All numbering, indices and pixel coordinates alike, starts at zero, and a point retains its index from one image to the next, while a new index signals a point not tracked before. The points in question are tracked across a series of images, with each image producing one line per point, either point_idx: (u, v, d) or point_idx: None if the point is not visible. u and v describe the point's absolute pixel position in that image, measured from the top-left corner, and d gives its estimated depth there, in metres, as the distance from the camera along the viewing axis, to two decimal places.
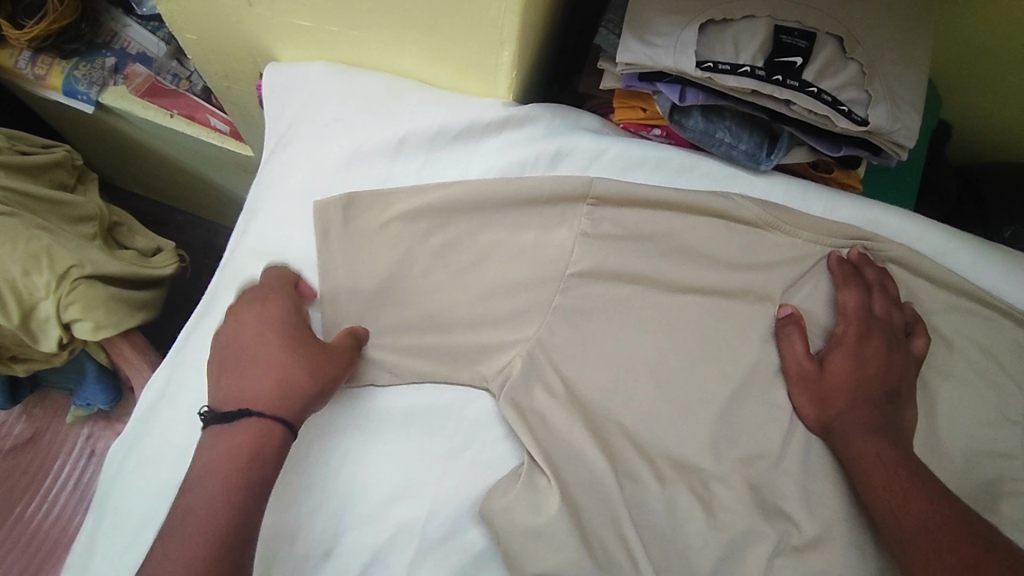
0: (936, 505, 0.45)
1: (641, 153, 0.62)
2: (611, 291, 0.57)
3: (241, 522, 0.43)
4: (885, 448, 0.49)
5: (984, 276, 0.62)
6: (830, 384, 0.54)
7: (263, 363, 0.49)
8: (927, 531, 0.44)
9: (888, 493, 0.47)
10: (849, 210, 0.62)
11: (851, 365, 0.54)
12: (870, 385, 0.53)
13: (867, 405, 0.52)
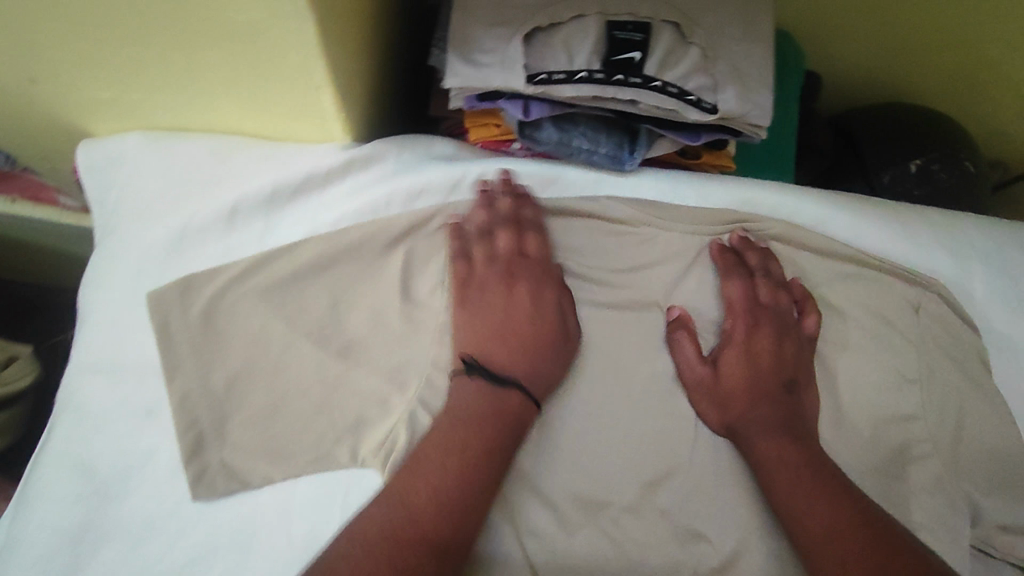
0: (838, 506, 0.45)
1: (501, 173, 0.58)
2: None
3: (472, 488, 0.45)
4: (787, 448, 0.49)
5: (866, 236, 0.61)
6: (726, 384, 0.53)
7: (541, 339, 0.52)
8: (831, 536, 0.44)
9: (792, 496, 0.47)
10: (724, 193, 0.60)
11: (741, 360, 0.54)
12: (763, 378, 0.53)
13: (767, 403, 0.52)
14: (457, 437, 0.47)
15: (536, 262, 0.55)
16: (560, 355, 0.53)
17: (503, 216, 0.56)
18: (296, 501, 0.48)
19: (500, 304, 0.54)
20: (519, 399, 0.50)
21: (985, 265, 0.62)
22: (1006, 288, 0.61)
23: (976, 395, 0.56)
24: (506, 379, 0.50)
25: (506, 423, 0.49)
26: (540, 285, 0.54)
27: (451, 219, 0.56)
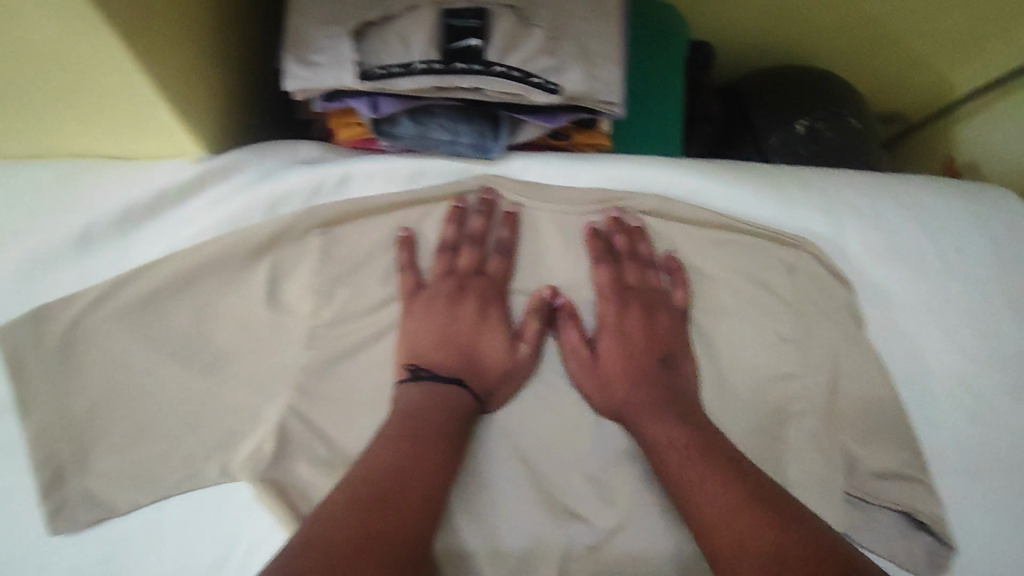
0: (729, 486, 0.46)
1: (366, 169, 0.58)
2: (363, 330, 0.55)
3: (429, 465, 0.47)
4: (676, 430, 0.50)
5: (738, 202, 0.61)
6: (607, 371, 0.54)
7: (486, 341, 0.54)
8: (721, 519, 0.44)
9: (685, 480, 0.48)
10: (593, 172, 0.61)
11: (618, 346, 0.55)
12: (644, 363, 0.54)
13: (653, 388, 0.53)
14: (410, 425, 0.49)
15: (490, 280, 0.56)
16: (508, 351, 0.54)
17: (469, 235, 0.57)
18: (169, 523, 0.49)
19: (443, 311, 0.54)
20: (462, 394, 0.51)
21: (857, 220, 0.63)
22: (878, 241, 0.63)
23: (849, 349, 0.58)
24: (444, 377, 0.52)
25: (449, 415, 0.50)
26: (485, 296, 0.55)
27: (404, 231, 0.57)
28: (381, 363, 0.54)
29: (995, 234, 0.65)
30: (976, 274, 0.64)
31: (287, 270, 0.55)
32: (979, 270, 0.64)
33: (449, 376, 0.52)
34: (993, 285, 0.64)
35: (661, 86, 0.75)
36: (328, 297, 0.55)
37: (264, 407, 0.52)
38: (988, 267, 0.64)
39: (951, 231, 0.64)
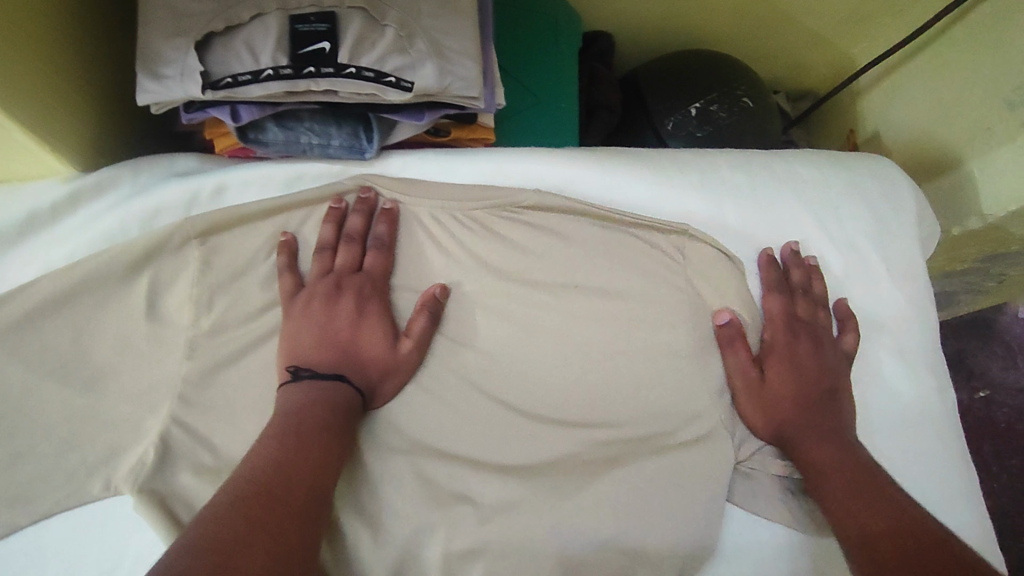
0: (888, 504, 0.48)
1: (240, 178, 0.59)
2: (244, 337, 0.55)
3: (302, 459, 0.45)
4: (837, 452, 0.53)
5: (616, 187, 0.63)
6: (772, 389, 0.56)
7: (365, 337, 0.54)
8: (879, 533, 0.47)
9: (840, 497, 0.50)
10: (470, 166, 0.62)
11: (788, 369, 0.57)
12: (809, 384, 0.56)
13: (817, 411, 0.55)
14: (290, 427, 0.47)
15: (368, 277, 0.56)
16: (388, 346, 0.54)
17: (346, 234, 0.57)
18: (55, 540, 0.51)
19: (321, 313, 0.54)
20: (344, 390, 0.51)
21: (735, 197, 0.64)
22: (757, 217, 0.64)
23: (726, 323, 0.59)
24: (326, 375, 0.51)
25: (330, 410, 0.49)
26: (361, 292, 0.55)
27: (286, 236, 0.58)
28: (263, 368, 0.55)
29: (875, 200, 0.66)
30: (854, 241, 0.65)
31: (164, 283, 0.56)
32: (858, 237, 0.65)
33: (329, 374, 0.52)
34: (873, 252, 0.65)
35: (549, 76, 0.77)
36: (207, 307, 0.56)
37: (146, 419, 0.53)
38: (868, 233, 0.65)
39: (829, 203, 0.65)
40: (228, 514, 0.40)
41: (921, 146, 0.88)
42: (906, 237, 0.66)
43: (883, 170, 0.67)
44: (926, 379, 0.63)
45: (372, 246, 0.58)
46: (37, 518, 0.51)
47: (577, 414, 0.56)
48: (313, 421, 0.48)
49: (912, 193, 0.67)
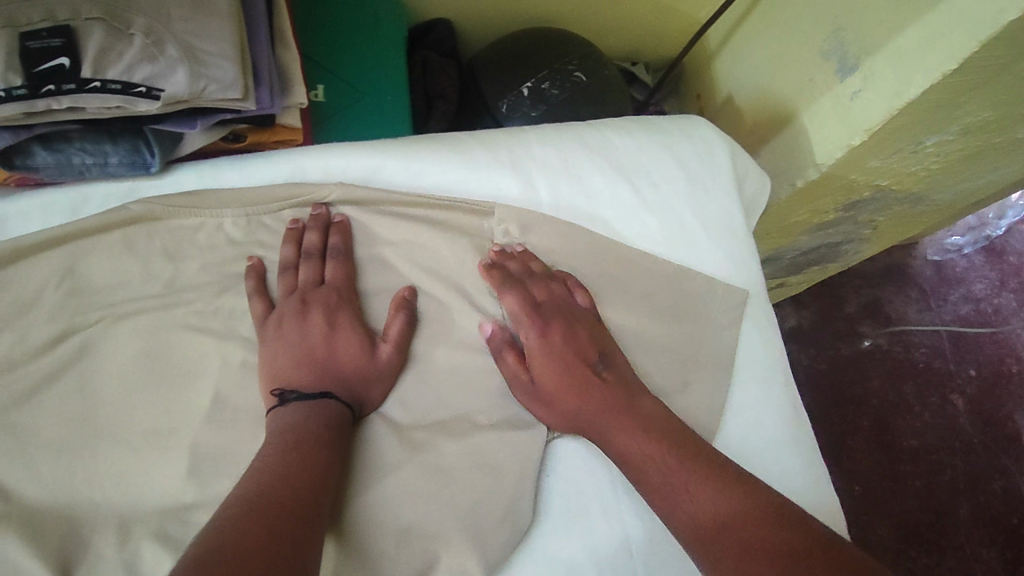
0: (737, 491, 0.48)
1: (19, 207, 0.56)
2: (37, 371, 0.54)
3: (280, 480, 0.45)
4: (643, 443, 0.52)
5: (423, 174, 0.62)
6: (541, 365, 0.57)
7: (340, 349, 0.55)
8: (720, 521, 0.46)
9: (677, 489, 0.49)
10: (268, 170, 0.60)
11: (551, 356, 0.57)
12: (570, 372, 0.56)
13: (644, 424, 0.53)
14: (280, 457, 0.47)
15: (334, 287, 0.57)
16: (360, 357, 0.55)
17: (305, 250, 0.58)
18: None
19: (296, 332, 0.55)
20: (331, 405, 0.52)
21: (546, 174, 0.64)
22: (569, 191, 0.64)
23: (534, 300, 0.60)
24: (313, 394, 0.52)
25: (326, 429, 0.50)
26: (331, 305, 0.56)
27: (253, 258, 0.58)
28: (60, 399, 0.54)
29: (687, 159, 0.68)
30: (670, 203, 0.66)
31: None
32: (673, 200, 0.66)
33: (317, 393, 0.52)
34: (688, 212, 0.66)
35: (374, 72, 0.77)
36: None
37: None
38: (683, 196, 0.67)
39: (642, 168, 0.67)
40: (244, 525, 0.41)
41: (763, 103, 0.89)
42: (722, 197, 0.68)
43: (697, 130, 0.69)
44: (750, 336, 0.64)
45: (319, 260, 0.58)
46: None
47: (391, 411, 0.56)
48: (302, 434, 0.49)
49: (727, 154, 0.69)
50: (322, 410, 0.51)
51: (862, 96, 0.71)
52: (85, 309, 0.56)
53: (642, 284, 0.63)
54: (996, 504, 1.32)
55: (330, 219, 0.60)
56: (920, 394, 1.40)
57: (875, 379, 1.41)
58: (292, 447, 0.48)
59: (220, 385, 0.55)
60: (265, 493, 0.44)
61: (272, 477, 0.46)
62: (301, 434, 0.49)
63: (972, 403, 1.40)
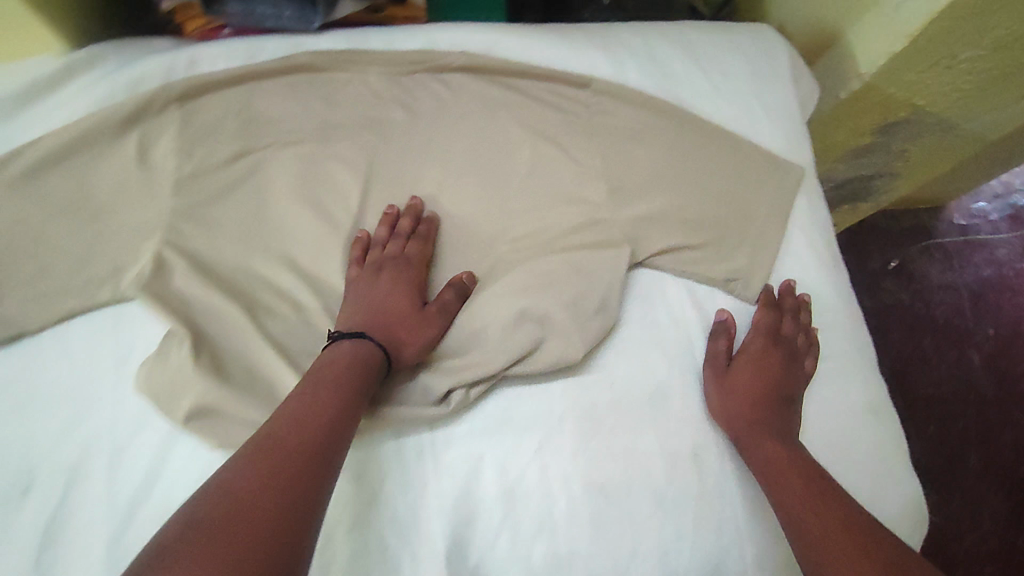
0: (842, 506, 0.56)
1: (209, 53, 0.69)
2: (222, 179, 0.66)
3: (302, 412, 0.52)
4: (791, 456, 0.61)
5: (530, 49, 0.74)
6: (750, 380, 0.67)
7: (393, 303, 0.64)
8: (837, 534, 0.54)
9: (795, 496, 0.58)
10: (405, 38, 0.73)
11: (759, 373, 0.68)
12: (767, 407, 0.66)
13: (794, 465, 0.60)
14: (305, 397, 0.54)
15: (405, 262, 0.65)
16: (409, 322, 0.63)
17: (395, 233, 0.66)
18: (72, 336, 0.61)
19: (366, 290, 0.64)
20: (365, 344, 0.60)
21: (634, 56, 0.76)
22: (652, 71, 0.76)
23: (620, 158, 0.72)
24: (352, 334, 0.60)
25: (350, 370, 0.57)
26: (399, 274, 0.65)
27: (378, 181, 0.69)
28: (239, 204, 0.66)
29: (752, 55, 0.80)
30: (737, 88, 0.78)
31: (151, 139, 0.66)
32: (740, 85, 0.78)
33: (361, 332, 0.60)
34: (751, 96, 0.78)
35: None
36: (189, 156, 0.66)
37: (143, 243, 0.63)
38: (748, 84, 0.79)
39: (714, 57, 0.79)
40: (263, 451, 0.48)
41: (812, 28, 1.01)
42: (780, 88, 0.80)
43: (761, 33, 0.82)
44: (800, 205, 0.77)
45: (401, 238, 0.66)
46: (56, 320, 0.61)
47: (503, 233, 0.69)
48: (338, 377, 0.56)
49: (786, 51, 0.82)
50: (358, 349, 0.59)
51: (905, 7, 0.83)
52: (258, 135, 0.68)
53: (715, 150, 0.75)
54: (1006, 453, 1.35)
55: (422, 212, 0.68)
56: (938, 347, 1.46)
57: (894, 331, 1.48)
58: (316, 389, 0.54)
59: (365, 203, 0.68)
60: (286, 425, 0.51)
61: (300, 408, 0.52)
62: (331, 377, 0.56)
63: (988, 358, 1.45)
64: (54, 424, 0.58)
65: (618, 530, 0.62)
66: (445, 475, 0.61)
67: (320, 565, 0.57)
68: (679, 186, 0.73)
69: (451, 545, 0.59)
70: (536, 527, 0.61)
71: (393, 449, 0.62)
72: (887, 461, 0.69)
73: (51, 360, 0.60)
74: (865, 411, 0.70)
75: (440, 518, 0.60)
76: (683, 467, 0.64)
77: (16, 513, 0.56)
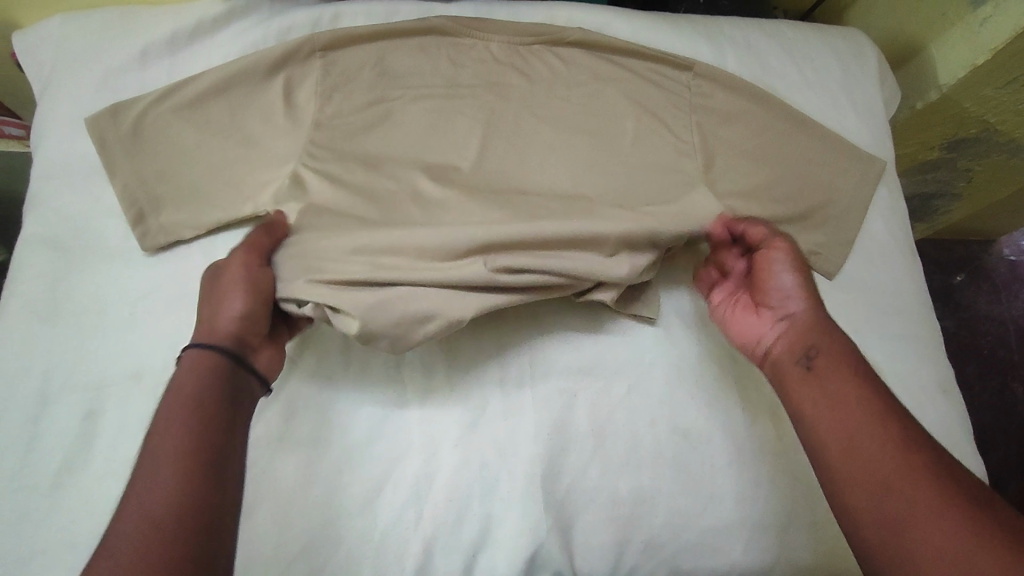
0: (899, 444, 0.52)
1: (353, 11, 0.78)
2: (358, 122, 0.72)
3: (160, 478, 0.47)
4: (830, 389, 0.58)
5: (638, 32, 0.83)
6: (788, 293, 0.66)
7: (205, 296, 0.61)
8: (881, 481, 0.51)
9: (839, 431, 0.55)
10: (528, 12, 0.82)
11: (801, 284, 0.66)
12: (807, 321, 0.63)
13: (861, 393, 0.56)
14: (173, 446, 0.49)
15: (225, 253, 0.64)
16: (225, 288, 0.60)
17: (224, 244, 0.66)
18: (217, 250, 0.69)
19: (200, 294, 0.62)
20: (196, 356, 0.56)
21: (732, 47, 0.84)
22: (748, 60, 0.83)
23: (717, 136, 0.77)
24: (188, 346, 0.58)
25: (203, 418, 0.52)
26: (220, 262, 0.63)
27: (494, 137, 0.74)
28: (370, 145, 0.72)
29: (842, 53, 0.86)
30: (826, 83, 0.84)
31: (297, 80, 0.73)
32: (829, 81, 0.84)
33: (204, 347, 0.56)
34: (840, 91, 0.84)
35: None
36: (330, 99, 0.72)
37: (285, 172, 0.69)
38: (837, 80, 0.84)
39: (805, 53, 0.85)
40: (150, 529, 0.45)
41: (893, 42, 1.07)
42: (867, 87, 0.85)
43: (851, 35, 0.88)
44: (881, 197, 0.82)
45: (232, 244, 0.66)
46: (205, 233, 0.68)
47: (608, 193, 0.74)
48: (179, 431, 0.50)
49: (874, 55, 0.88)
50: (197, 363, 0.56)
51: (991, 22, 0.88)
52: (391, 87, 0.75)
53: (807, 136, 0.79)
54: None
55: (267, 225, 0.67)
56: (982, 376, 1.38)
57: None
58: (175, 442, 0.50)
59: (482, 155, 0.74)
60: (147, 505, 0.46)
61: (153, 480, 0.47)
62: (174, 434, 0.50)
63: None
64: (197, 323, 0.65)
65: (700, 474, 0.65)
66: (542, 407, 0.66)
67: (426, 471, 0.62)
68: (771, 165, 0.77)
69: (546, 471, 0.63)
70: (623, 461, 0.64)
71: (496, 377, 0.67)
72: (954, 436, 0.72)
73: (198, 269, 0.68)
74: (934, 386, 0.74)
75: (538, 443, 0.64)
76: (761, 422, 0.68)
77: (160, 398, 0.62)
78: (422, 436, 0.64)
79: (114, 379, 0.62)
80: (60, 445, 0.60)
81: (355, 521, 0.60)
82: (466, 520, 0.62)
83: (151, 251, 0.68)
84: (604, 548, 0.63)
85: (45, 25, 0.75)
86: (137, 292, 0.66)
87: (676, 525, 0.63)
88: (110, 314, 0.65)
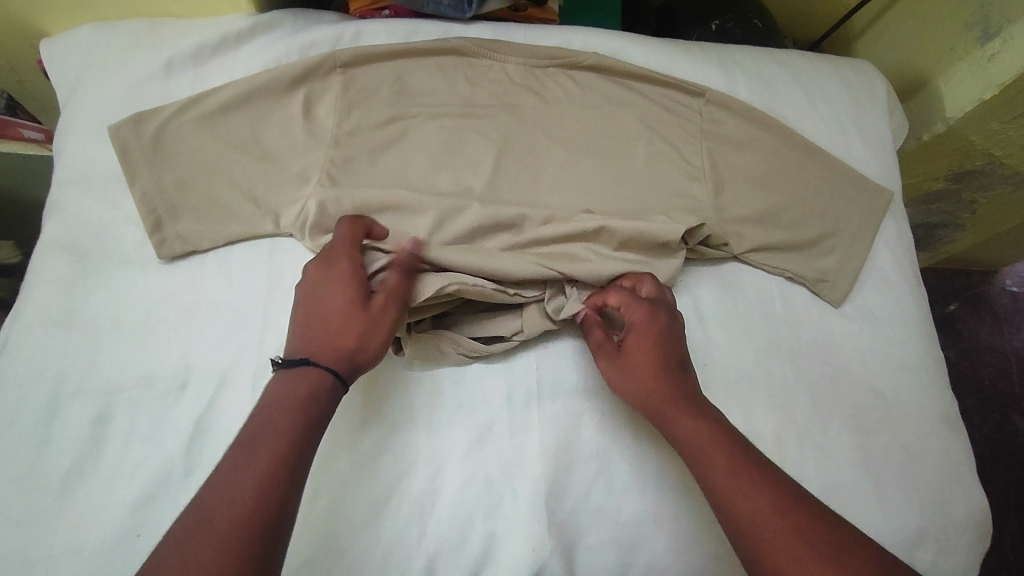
0: (787, 509, 0.54)
1: (373, 29, 0.79)
2: (375, 138, 0.74)
3: (275, 446, 0.51)
4: (726, 450, 0.57)
5: (654, 58, 0.84)
6: (643, 345, 0.63)
7: (324, 293, 0.61)
8: (777, 546, 0.52)
9: (728, 497, 0.55)
10: (545, 35, 0.83)
11: (654, 333, 0.63)
12: (665, 368, 0.62)
13: (732, 448, 0.57)
14: (285, 422, 0.53)
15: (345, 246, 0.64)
16: (350, 322, 0.59)
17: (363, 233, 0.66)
18: (232, 260, 0.69)
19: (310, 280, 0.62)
20: (321, 376, 0.56)
21: (744, 75, 0.85)
22: (759, 88, 0.85)
23: (728, 162, 0.79)
24: (301, 360, 0.57)
25: (315, 412, 0.55)
26: (338, 261, 0.62)
27: (508, 157, 0.76)
28: (386, 162, 0.73)
29: (851, 84, 0.88)
30: (835, 113, 0.85)
31: (316, 96, 0.74)
32: (839, 111, 0.86)
33: (302, 358, 0.57)
34: (848, 121, 0.85)
35: None
36: (348, 115, 0.74)
37: (302, 185, 0.70)
38: (846, 110, 0.86)
39: (814, 83, 0.87)
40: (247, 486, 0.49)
41: (900, 74, 1.09)
42: (875, 118, 0.87)
43: (861, 67, 0.90)
44: (888, 227, 0.83)
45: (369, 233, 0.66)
46: (221, 243, 0.69)
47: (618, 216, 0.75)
48: (300, 416, 0.54)
49: (884, 87, 0.89)
50: (313, 377, 0.56)
51: (999, 57, 0.90)
52: (408, 105, 0.76)
53: (817, 165, 0.80)
54: None
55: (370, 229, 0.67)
56: (982, 408, 1.38)
57: None
58: (294, 424, 0.53)
59: (495, 174, 0.74)
60: (253, 469, 0.50)
61: (267, 438, 0.52)
62: (287, 416, 0.53)
63: None
64: (210, 332, 0.66)
65: (703, 498, 0.65)
66: (548, 425, 0.66)
67: (430, 487, 0.63)
68: (779, 192, 0.78)
69: (551, 490, 0.63)
70: (628, 482, 0.65)
71: (503, 395, 0.68)
72: (956, 466, 0.72)
73: (213, 278, 0.68)
74: (938, 417, 0.74)
75: (543, 461, 0.64)
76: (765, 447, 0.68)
77: (171, 406, 0.63)
78: (429, 451, 0.64)
79: (126, 384, 0.63)
80: (70, 448, 0.60)
81: (360, 535, 0.60)
82: (469, 538, 0.62)
83: (168, 258, 0.69)
84: (606, 568, 0.63)
85: (73, 34, 0.77)
86: (152, 299, 0.67)
87: (678, 549, 0.64)
88: (124, 321, 0.66)
